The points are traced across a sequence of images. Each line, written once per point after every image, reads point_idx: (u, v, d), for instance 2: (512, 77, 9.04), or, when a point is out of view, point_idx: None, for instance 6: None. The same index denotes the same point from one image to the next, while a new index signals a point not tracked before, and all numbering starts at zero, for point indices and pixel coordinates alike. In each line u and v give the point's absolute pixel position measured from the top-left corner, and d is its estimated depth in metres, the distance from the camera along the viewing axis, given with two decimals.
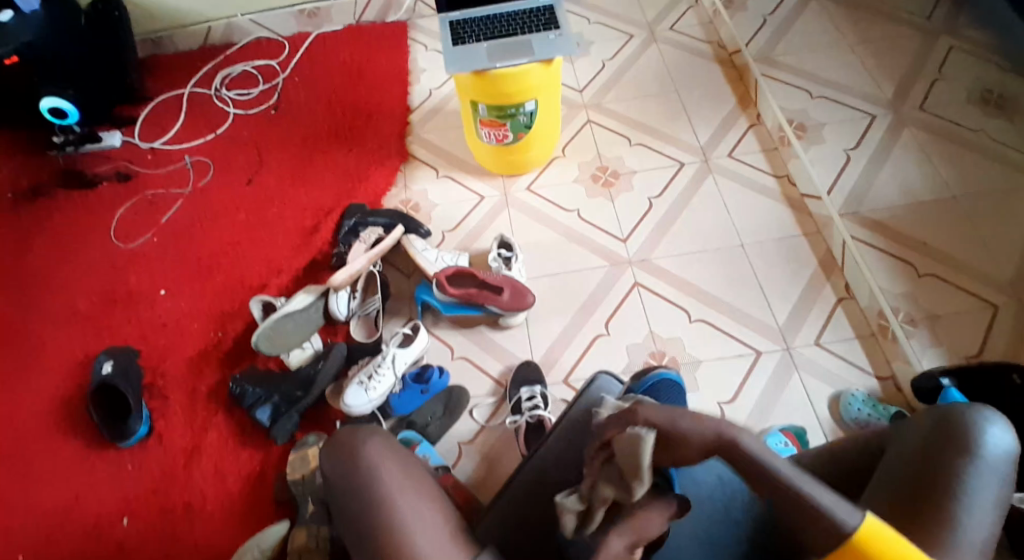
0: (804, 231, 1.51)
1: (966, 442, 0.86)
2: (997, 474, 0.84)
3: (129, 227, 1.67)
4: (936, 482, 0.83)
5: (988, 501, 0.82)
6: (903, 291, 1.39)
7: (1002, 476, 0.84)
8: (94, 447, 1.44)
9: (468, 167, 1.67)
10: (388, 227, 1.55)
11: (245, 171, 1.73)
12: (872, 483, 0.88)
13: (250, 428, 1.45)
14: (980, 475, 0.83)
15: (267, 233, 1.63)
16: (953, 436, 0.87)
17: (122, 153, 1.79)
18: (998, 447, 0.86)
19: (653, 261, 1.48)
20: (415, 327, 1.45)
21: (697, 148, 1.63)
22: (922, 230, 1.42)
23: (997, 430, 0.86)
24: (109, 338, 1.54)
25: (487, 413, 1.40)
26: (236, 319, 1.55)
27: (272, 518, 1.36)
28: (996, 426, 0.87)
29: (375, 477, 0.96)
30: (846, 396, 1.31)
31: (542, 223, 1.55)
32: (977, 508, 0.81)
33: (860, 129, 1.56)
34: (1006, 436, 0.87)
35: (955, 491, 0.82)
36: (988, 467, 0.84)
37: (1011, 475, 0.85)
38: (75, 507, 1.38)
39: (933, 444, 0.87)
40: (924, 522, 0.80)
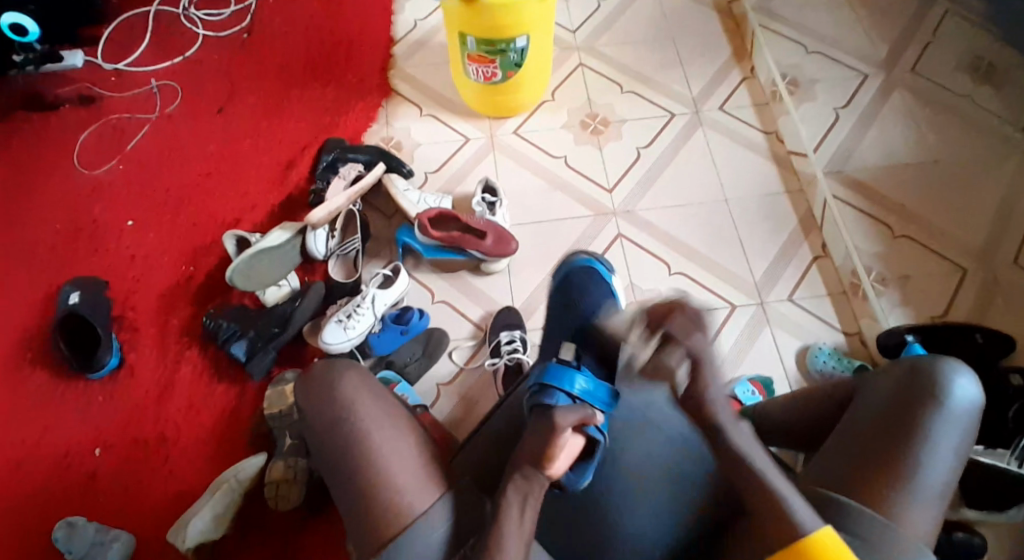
0: (787, 189, 1.51)
1: (934, 393, 0.91)
2: (960, 423, 0.90)
3: (93, 153, 1.60)
4: (905, 428, 0.89)
5: (949, 447, 0.88)
6: (878, 251, 1.42)
7: (966, 424, 0.90)
8: (63, 378, 1.42)
9: (453, 106, 1.62)
10: (368, 164, 1.52)
11: (216, 99, 1.64)
12: (839, 433, 0.94)
13: (224, 364, 1.43)
14: (945, 424, 0.89)
15: (241, 166, 1.57)
16: (923, 386, 0.92)
17: (85, 74, 1.69)
18: (964, 398, 0.91)
19: (638, 213, 1.48)
20: (395, 269, 1.43)
21: (688, 99, 1.60)
22: (903, 189, 1.46)
23: (964, 382, 0.91)
24: (76, 269, 1.50)
25: (466, 356, 1.41)
26: (208, 254, 1.51)
27: (248, 451, 1.36)
28: (964, 378, 0.92)
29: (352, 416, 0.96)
30: (813, 349, 1.35)
31: (528, 169, 1.53)
32: (938, 455, 0.88)
33: (851, 88, 1.57)
34: (973, 386, 0.92)
35: (921, 442, 0.88)
36: (953, 416, 0.90)
37: (975, 424, 0.91)
38: (47, 438, 1.37)
39: (903, 393, 0.92)
40: (886, 468, 0.88)
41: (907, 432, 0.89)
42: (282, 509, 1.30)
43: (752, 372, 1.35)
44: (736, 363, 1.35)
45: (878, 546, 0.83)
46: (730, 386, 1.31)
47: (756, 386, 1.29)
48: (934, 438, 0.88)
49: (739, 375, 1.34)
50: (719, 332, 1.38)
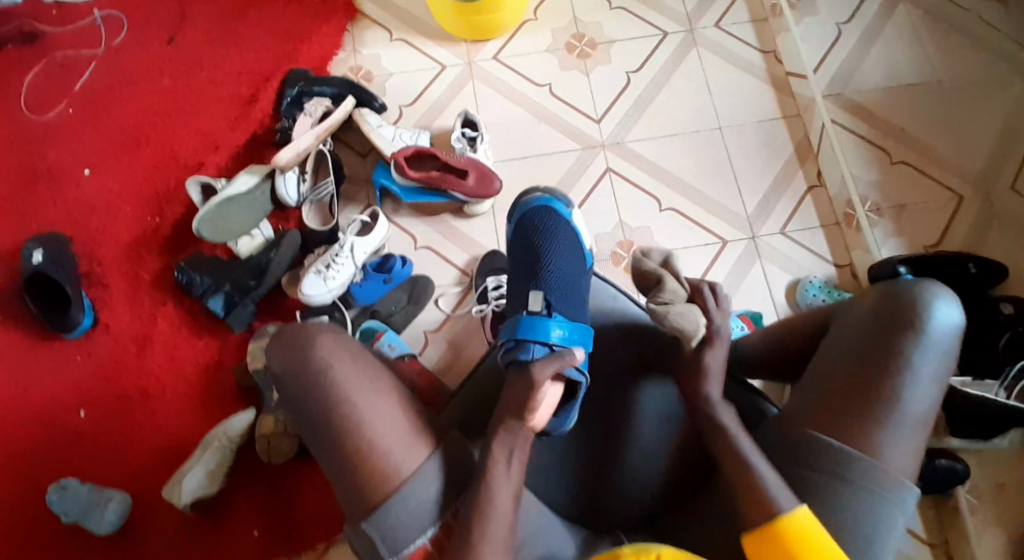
0: (784, 114, 1.42)
1: (912, 319, 0.86)
2: (942, 349, 0.85)
3: (37, 92, 1.46)
4: (881, 355, 0.85)
5: (930, 375, 0.84)
6: (874, 179, 1.36)
7: (948, 350, 0.85)
8: (38, 338, 1.38)
9: (426, 29, 1.48)
10: (337, 98, 1.40)
11: (164, 26, 1.49)
12: (814, 369, 0.90)
13: (203, 316, 1.39)
14: (925, 352, 0.84)
15: (198, 103, 1.44)
16: (901, 313, 0.86)
17: (25, 9, 1.51)
18: (944, 323, 0.86)
19: (627, 145, 1.39)
20: (374, 214, 1.36)
21: (683, 16, 1.47)
22: (901, 112, 1.39)
23: (944, 307, 0.86)
24: (33, 222, 1.40)
25: (453, 303, 1.38)
26: (174, 202, 1.42)
27: (236, 406, 1.34)
28: (945, 304, 0.87)
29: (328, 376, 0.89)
30: (804, 283, 1.32)
31: (510, 100, 1.42)
32: (917, 385, 0.83)
33: (853, 2, 1.46)
34: (954, 311, 0.87)
35: (899, 370, 0.84)
36: (933, 342, 0.85)
37: (957, 350, 0.86)
38: (29, 400, 1.34)
39: (882, 322, 0.87)
40: (864, 401, 0.84)
41: (885, 362, 0.84)
42: (276, 461, 1.29)
43: (741, 308, 1.32)
44: (726, 299, 1.33)
45: (856, 481, 0.82)
46: None
47: (745, 322, 1.27)
48: (911, 366, 0.84)
49: (728, 312, 1.32)
50: (710, 268, 1.34)
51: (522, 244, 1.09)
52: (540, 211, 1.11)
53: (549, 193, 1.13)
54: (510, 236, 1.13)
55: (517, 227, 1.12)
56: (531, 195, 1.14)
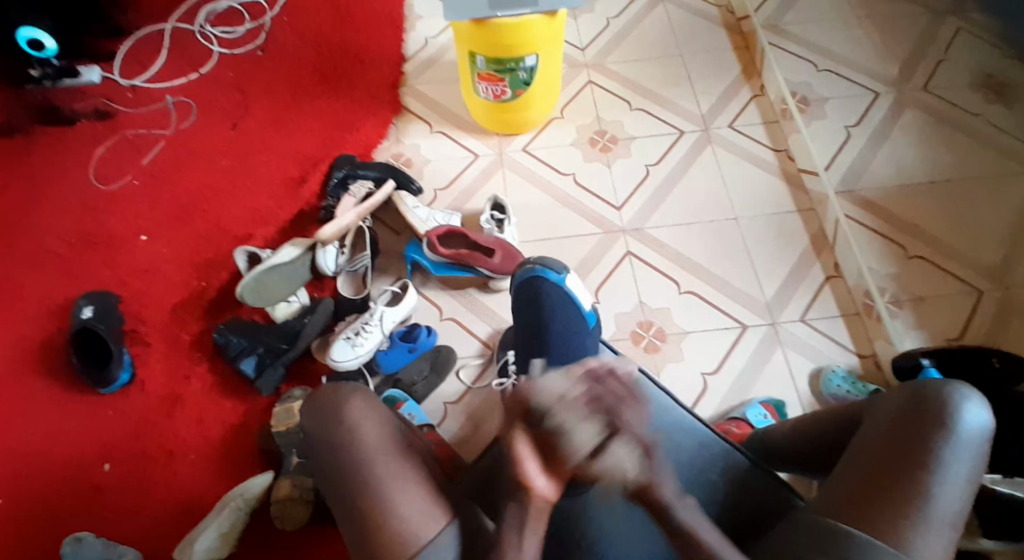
0: (798, 207, 1.50)
1: (943, 418, 0.86)
2: (971, 449, 0.85)
3: (109, 167, 1.61)
4: (911, 452, 0.85)
5: (960, 475, 0.84)
6: (891, 272, 1.39)
7: (977, 451, 0.85)
8: (75, 392, 1.42)
9: (463, 123, 1.63)
10: (378, 181, 1.52)
11: (230, 115, 1.66)
12: (846, 458, 0.90)
13: (232, 378, 1.43)
14: (956, 451, 0.85)
15: (253, 182, 1.58)
16: (931, 410, 0.87)
17: (100, 89, 1.71)
18: (974, 423, 0.86)
19: (647, 231, 1.47)
20: (404, 285, 1.44)
21: (698, 116, 1.60)
22: (916, 210, 1.43)
23: (974, 408, 0.87)
24: (89, 283, 1.50)
25: (474, 374, 1.41)
26: (220, 269, 1.52)
27: (256, 469, 1.35)
28: (974, 403, 0.88)
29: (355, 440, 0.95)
30: (827, 372, 1.33)
31: (537, 186, 1.53)
32: (947, 482, 0.83)
33: (862, 105, 1.56)
34: (983, 412, 0.87)
35: (929, 466, 0.84)
36: (963, 443, 0.85)
37: (987, 452, 0.86)
38: (58, 451, 1.37)
39: (911, 419, 0.88)
40: (893, 499, 0.83)
41: (914, 458, 0.85)
42: (289, 528, 1.28)
43: (763, 396, 1.33)
44: (747, 386, 1.34)
45: None
46: (741, 409, 1.29)
47: (768, 409, 1.28)
48: (942, 464, 0.84)
49: (751, 398, 1.33)
50: (729, 356, 1.36)
51: (527, 299, 1.22)
52: (532, 280, 1.22)
53: (543, 263, 1.23)
54: (512, 297, 1.25)
55: (517, 291, 1.24)
56: (526, 264, 1.24)
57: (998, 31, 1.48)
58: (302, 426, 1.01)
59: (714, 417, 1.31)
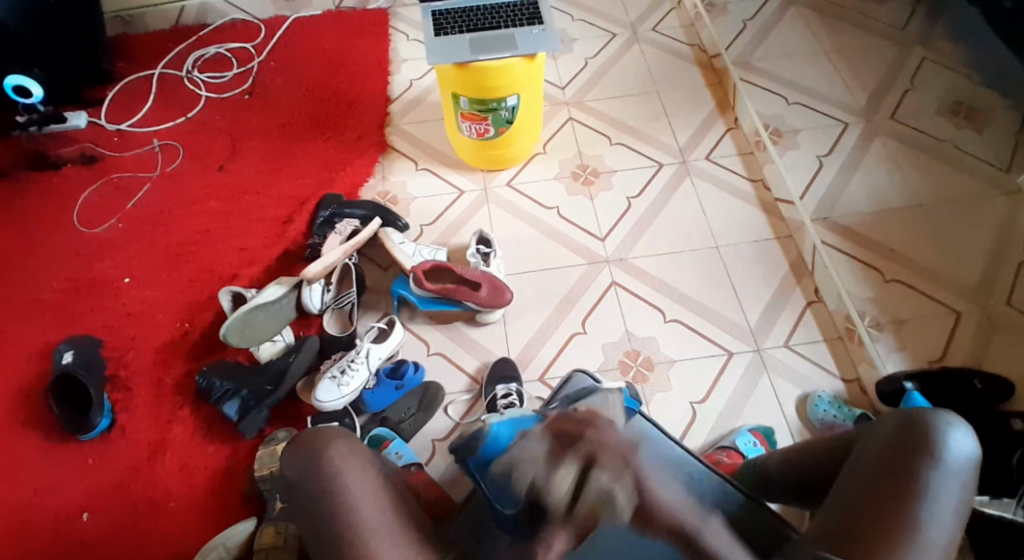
0: (777, 235, 1.54)
1: (931, 445, 0.87)
2: (959, 476, 0.86)
3: (94, 212, 1.61)
4: (900, 479, 0.85)
5: (950, 502, 0.84)
6: (870, 296, 1.41)
7: (965, 478, 0.86)
8: (53, 441, 1.36)
9: (447, 160, 1.66)
10: (365, 219, 1.53)
11: (217, 157, 1.68)
12: (837, 486, 0.90)
13: (217, 422, 1.38)
14: (945, 478, 0.85)
15: (240, 223, 1.59)
16: (919, 439, 0.87)
17: (87, 134, 1.72)
18: (960, 451, 0.87)
19: (630, 261, 1.50)
20: (390, 322, 1.42)
21: (676, 150, 1.65)
22: (890, 236, 1.45)
23: (959, 434, 0.88)
24: (71, 327, 1.47)
25: (463, 410, 1.39)
26: (206, 310, 1.49)
27: (241, 515, 1.29)
28: (960, 431, 0.88)
29: (339, 480, 0.94)
30: (813, 398, 1.34)
31: (522, 220, 1.56)
32: (938, 508, 0.83)
33: (833, 135, 1.60)
34: (968, 441, 0.88)
35: (921, 493, 0.84)
36: (951, 469, 0.86)
37: (974, 479, 0.87)
38: (32, 503, 1.29)
39: (901, 448, 0.88)
40: (885, 528, 0.82)
41: (903, 486, 0.84)
42: None
43: (753, 422, 1.33)
44: (735, 414, 1.33)
45: None
46: (730, 437, 1.29)
47: (757, 437, 1.28)
48: (930, 492, 0.84)
49: (738, 426, 1.32)
50: (715, 383, 1.37)
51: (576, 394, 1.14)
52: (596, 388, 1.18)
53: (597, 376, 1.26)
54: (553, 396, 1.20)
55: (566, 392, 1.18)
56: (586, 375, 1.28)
57: (973, 61, 1.45)
58: (284, 474, 0.98)
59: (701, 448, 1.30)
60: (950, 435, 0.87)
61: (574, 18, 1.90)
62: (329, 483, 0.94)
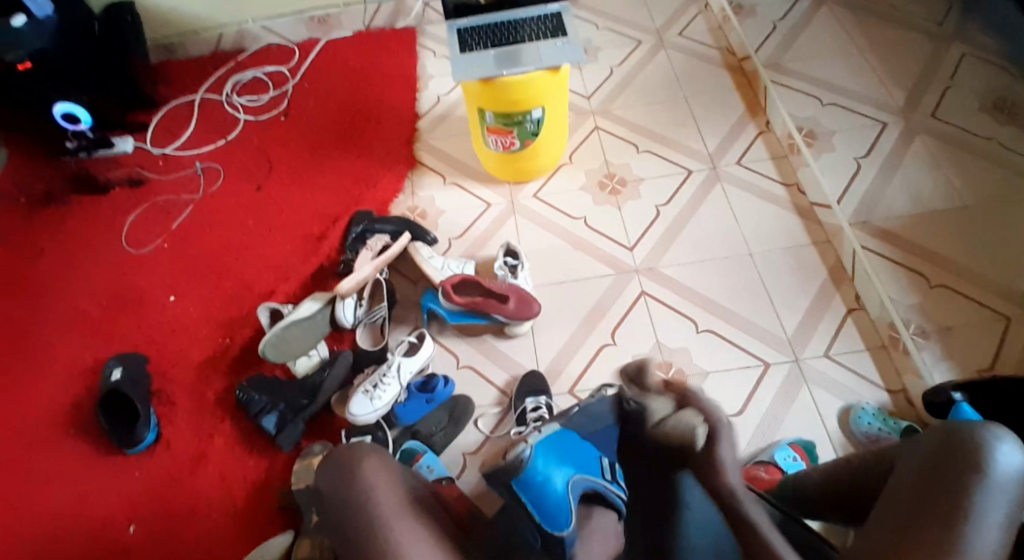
0: (814, 240, 1.49)
1: (975, 460, 0.81)
2: (1008, 494, 0.80)
3: (141, 234, 1.68)
4: (943, 498, 0.80)
5: (998, 518, 0.77)
6: (915, 302, 1.35)
7: (1015, 495, 0.80)
8: (102, 454, 1.41)
9: (475, 173, 1.67)
10: (394, 235, 1.55)
11: (254, 177, 1.73)
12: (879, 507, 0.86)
13: (256, 436, 1.41)
14: (991, 495, 0.79)
15: (276, 241, 1.63)
16: (962, 454, 0.83)
17: (133, 158, 1.80)
18: (1010, 466, 0.81)
19: (660, 270, 1.48)
20: (421, 335, 1.44)
21: (705, 156, 1.63)
22: (937, 237, 1.39)
23: (1007, 449, 0.82)
24: (118, 344, 1.53)
25: (492, 424, 1.38)
26: (244, 326, 1.54)
27: (278, 527, 1.31)
28: (1006, 444, 0.83)
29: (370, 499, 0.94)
30: (856, 410, 1.29)
31: (550, 232, 1.56)
32: (982, 526, 0.76)
33: (870, 137, 1.54)
34: (1020, 456, 0.82)
35: (963, 511, 0.78)
36: (1000, 486, 0.80)
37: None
38: (84, 514, 1.35)
39: (941, 467, 0.83)
40: (923, 545, 0.77)
41: (945, 504, 0.79)
42: None
43: (791, 436, 1.28)
44: (772, 427, 1.29)
45: None
46: (768, 451, 1.25)
47: (798, 452, 1.23)
48: (975, 508, 0.78)
49: (778, 439, 1.28)
50: (754, 392, 1.33)
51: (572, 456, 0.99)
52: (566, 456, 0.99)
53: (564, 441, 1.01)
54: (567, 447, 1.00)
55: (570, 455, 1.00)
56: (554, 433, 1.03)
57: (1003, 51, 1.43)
58: (318, 486, 1.01)
59: (737, 463, 1.26)
60: (997, 450, 0.81)
61: (599, 27, 1.89)
62: (358, 504, 0.94)
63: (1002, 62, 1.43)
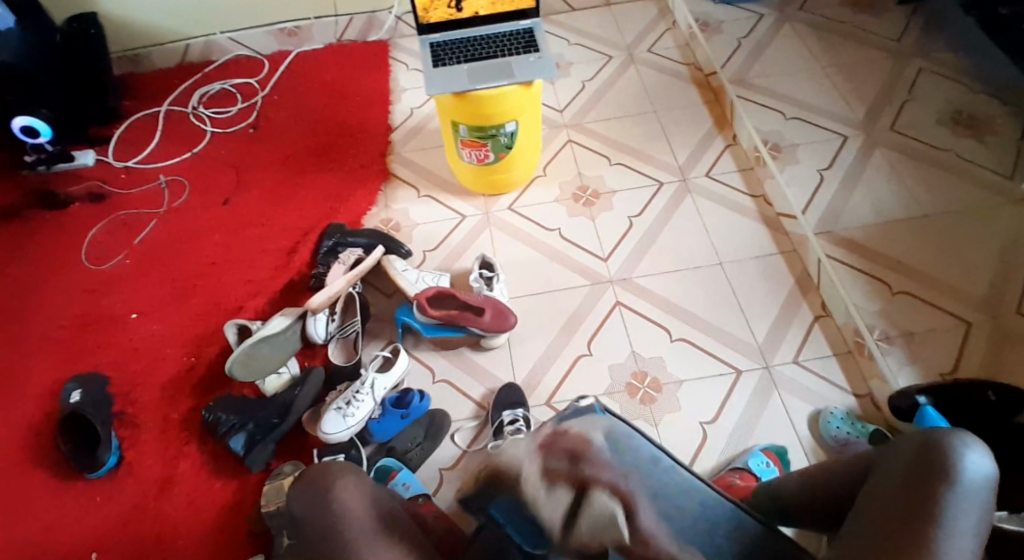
0: (781, 250, 1.53)
1: (946, 467, 0.83)
2: (977, 499, 0.82)
3: (101, 250, 1.62)
4: (918, 503, 0.82)
5: (969, 527, 0.80)
6: (878, 309, 1.39)
7: (983, 502, 0.82)
8: (60, 479, 1.35)
9: (449, 186, 1.67)
10: (368, 248, 1.54)
11: (221, 191, 1.69)
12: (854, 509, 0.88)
13: (224, 458, 1.36)
14: (960, 502, 0.81)
15: (245, 256, 1.59)
16: (934, 460, 0.84)
17: (94, 172, 1.74)
18: (977, 472, 0.83)
19: (635, 280, 1.50)
20: (395, 350, 1.42)
21: (675, 168, 1.66)
22: (898, 247, 1.44)
23: (975, 455, 0.84)
24: (78, 364, 1.47)
25: (469, 438, 1.37)
26: (212, 343, 1.49)
27: (248, 551, 1.26)
28: (974, 451, 0.85)
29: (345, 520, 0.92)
30: (825, 415, 1.31)
31: (525, 244, 1.56)
32: (954, 533, 0.79)
33: (833, 149, 1.60)
34: (986, 461, 0.84)
35: (937, 515, 0.80)
36: (969, 491, 0.82)
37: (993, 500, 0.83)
38: (40, 544, 1.28)
39: (915, 470, 0.85)
40: (899, 547, 0.79)
41: (920, 509, 0.81)
42: None
43: (764, 442, 1.30)
44: (747, 433, 1.31)
45: None
46: (743, 458, 1.27)
47: (770, 458, 1.25)
48: (948, 514, 0.80)
49: (752, 445, 1.30)
50: (727, 400, 1.35)
51: None
52: None
53: None
54: None
55: None
56: None
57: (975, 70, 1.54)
58: (292, 508, 0.98)
59: (713, 470, 1.28)
60: (966, 456, 0.83)
61: (570, 42, 1.92)
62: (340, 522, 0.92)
63: (969, 81, 1.55)
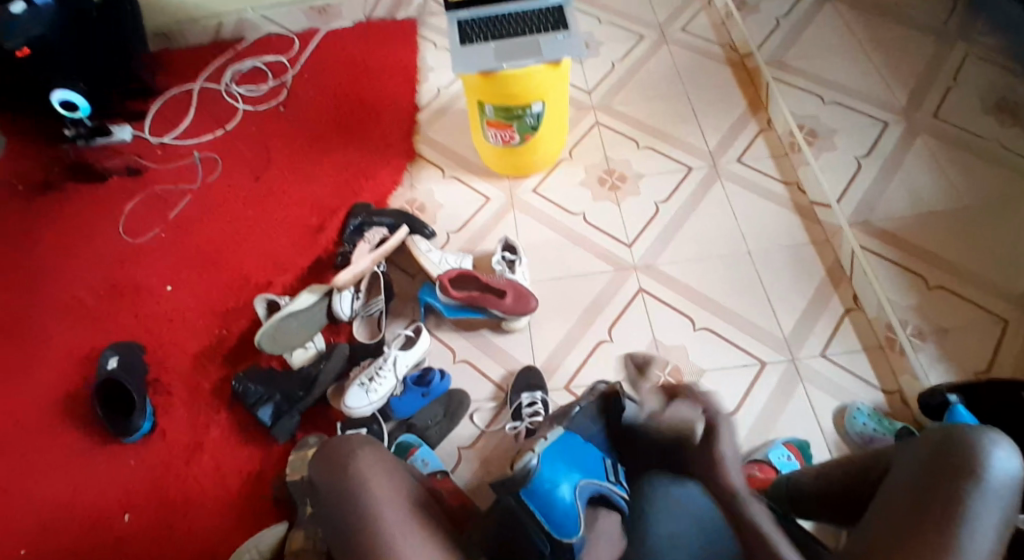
0: (813, 240, 1.49)
1: (970, 463, 0.79)
2: (1001, 499, 0.78)
3: (138, 222, 1.67)
4: (937, 502, 0.78)
5: (990, 523, 0.76)
6: (912, 303, 1.34)
7: (1008, 500, 0.78)
8: (97, 443, 1.41)
9: (473, 167, 1.67)
10: (393, 227, 1.55)
11: (252, 168, 1.72)
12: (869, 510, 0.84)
13: (251, 428, 1.41)
14: (984, 499, 0.77)
15: (274, 233, 1.62)
16: (956, 457, 0.80)
17: (132, 147, 1.80)
18: (1003, 471, 0.79)
19: (659, 267, 1.48)
20: (417, 329, 1.43)
21: (706, 152, 1.63)
22: (934, 239, 1.38)
23: (1002, 452, 0.80)
24: (114, 334, 1.53)
25: (488, 418, 1.37)
26: (240, 317, 1.53)
27: (273, 518, 1.31)
28: (1003, 449, 0.81)
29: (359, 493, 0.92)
30: (852, 410, 1.28)
31: (549, 227, 1.56)
32: (975, 531, 0.75)
33: (872, 136, 1.53)
34: (1013, 458, 0.80)
35: (956, 517, 0.76)
36: (993, 489, 0.78)
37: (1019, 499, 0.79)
38: (78, 503, 1.35)
39: (934, 467, 0.81)
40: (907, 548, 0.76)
41: (940, 508, 0.77)
42: None
43: (785, 435, 1.28)
44: (767, 425, 1.29)
45: None
46: (763, 450, 1.25)
47: (792, 451, 1.23)
48: (970, 514, 0.76)
49: (775, 437, 1.28)
50: (750, 391, 1.33)
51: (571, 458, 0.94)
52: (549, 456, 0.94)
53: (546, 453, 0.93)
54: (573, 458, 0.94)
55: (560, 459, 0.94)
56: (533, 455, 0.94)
57: (1009, 49, 1.32)
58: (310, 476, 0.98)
59: None
60: (990, 454, 0.79)
61: (601, 21, 1.88)
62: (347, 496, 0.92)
63: (1006, 61, 1.33)
